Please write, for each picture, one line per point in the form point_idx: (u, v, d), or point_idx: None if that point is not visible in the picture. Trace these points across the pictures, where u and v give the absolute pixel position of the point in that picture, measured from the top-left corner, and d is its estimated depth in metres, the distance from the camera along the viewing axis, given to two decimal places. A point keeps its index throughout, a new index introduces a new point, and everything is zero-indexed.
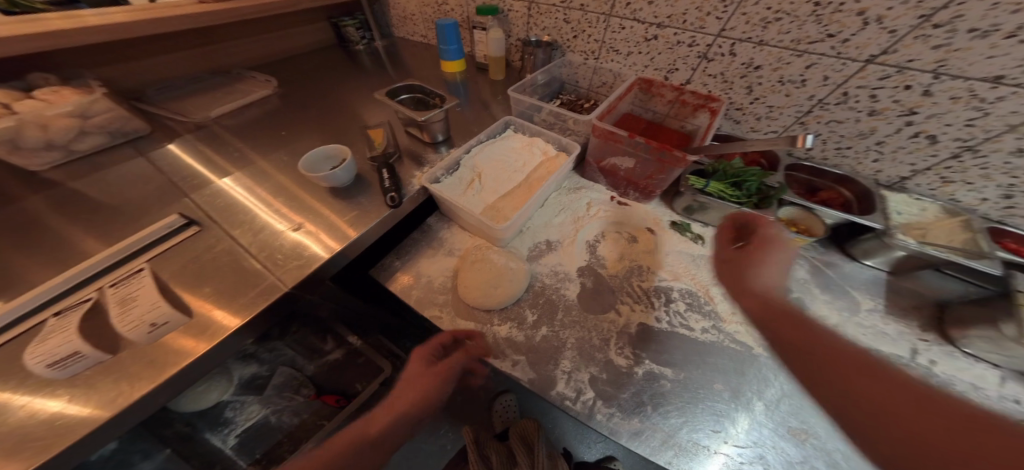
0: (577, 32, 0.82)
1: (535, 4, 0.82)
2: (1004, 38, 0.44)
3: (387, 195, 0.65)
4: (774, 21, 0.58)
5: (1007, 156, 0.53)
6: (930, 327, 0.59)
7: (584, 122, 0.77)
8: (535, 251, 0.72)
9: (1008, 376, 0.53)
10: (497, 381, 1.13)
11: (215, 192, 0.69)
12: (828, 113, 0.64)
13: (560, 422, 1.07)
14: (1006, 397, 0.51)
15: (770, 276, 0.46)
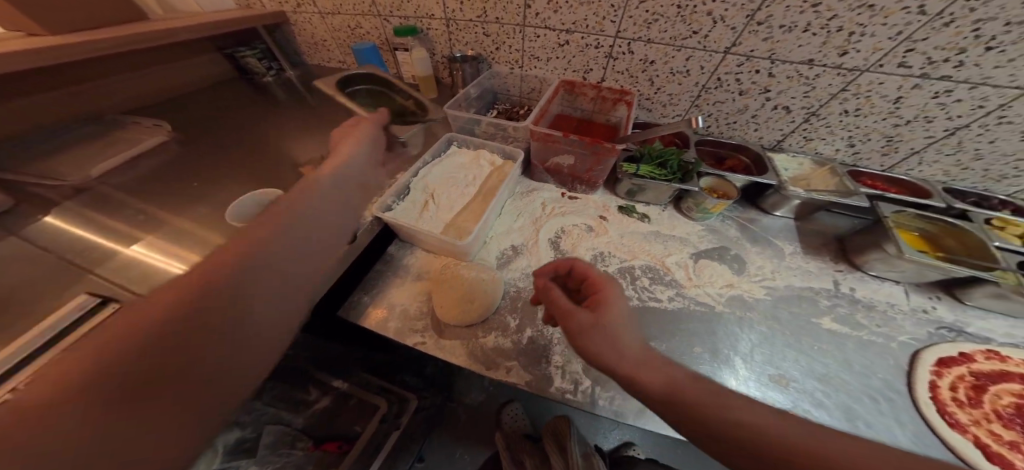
0: (498, 45, 0.85)
1: (453, 20, 0.83)
2: (804, 31, 0.59)
3: None
4: (653, 24, 0.68)
5: (838, 115, 0.69)
6: (840, 258, 0.74)
7: (522, 129, 0.81)
8: (503, 258, 0.73)
9: (909, 290, 0.69)
10: (500, 392, 1.11)
11: (125, 263, 0.59)
12: (711, 96, 0.77)
13: (576, 417, 1.10)
14: (917, 309, 0.66)
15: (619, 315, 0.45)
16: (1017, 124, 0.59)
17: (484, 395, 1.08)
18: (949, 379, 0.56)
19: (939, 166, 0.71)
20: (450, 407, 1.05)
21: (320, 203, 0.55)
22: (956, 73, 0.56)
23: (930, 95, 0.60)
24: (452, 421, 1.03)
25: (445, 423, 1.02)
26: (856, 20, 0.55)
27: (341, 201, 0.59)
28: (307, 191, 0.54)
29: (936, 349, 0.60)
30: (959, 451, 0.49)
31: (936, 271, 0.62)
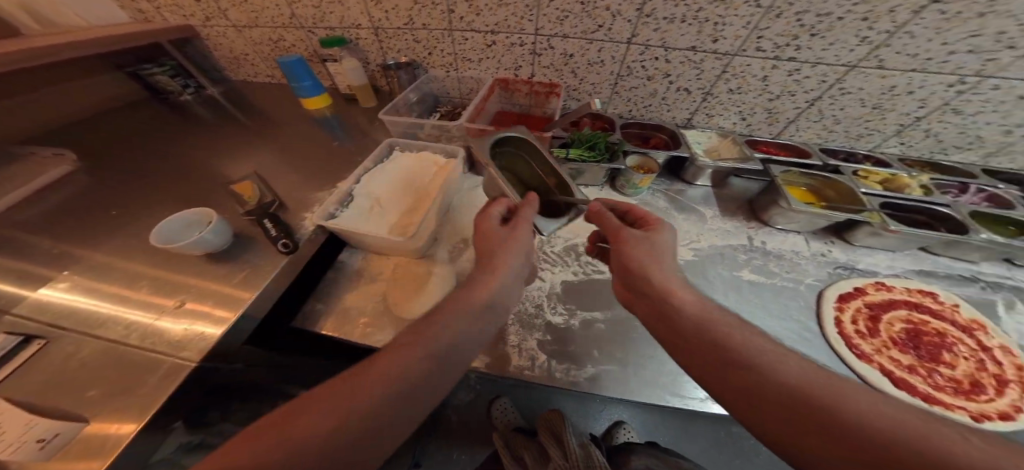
0: (430, 49, 0.87)
1: (381, 29, 0.84)
2: (681, 23, 0.70)
3: (278, 242, 0.62)
4: (565, 20, 0.75)
5: (726, 92, 0.81)
6: (751, 217, 0.85)
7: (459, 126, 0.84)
8: (454, 252, 0.75)
9: (808, 237, 0.79)
10: (485, 388, 1.15)
11: (39, 302, 0.55)
12: (626, 83, 0.86)
13: (564, 403, 1.14)
14: (817, 253, 0.76)
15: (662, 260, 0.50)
16: (854, 93, 0.72)
17: (471, 393, 1.13)
18: (850, 314, 0.67)
19: (812, 131, 0.84)
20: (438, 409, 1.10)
21: (463, 325, 0.45)
22: (798, 54, 0.69)
23: (787, 73, 0.73)
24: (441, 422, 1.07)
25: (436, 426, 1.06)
26: (716, 11, 0.66)
27: (483, 324, 0.47)
28: (457, 310, 0.46)
29: (834, 287, 0.71)
30: (868, 379, 0.60)
31: (821, 218, 0.73)
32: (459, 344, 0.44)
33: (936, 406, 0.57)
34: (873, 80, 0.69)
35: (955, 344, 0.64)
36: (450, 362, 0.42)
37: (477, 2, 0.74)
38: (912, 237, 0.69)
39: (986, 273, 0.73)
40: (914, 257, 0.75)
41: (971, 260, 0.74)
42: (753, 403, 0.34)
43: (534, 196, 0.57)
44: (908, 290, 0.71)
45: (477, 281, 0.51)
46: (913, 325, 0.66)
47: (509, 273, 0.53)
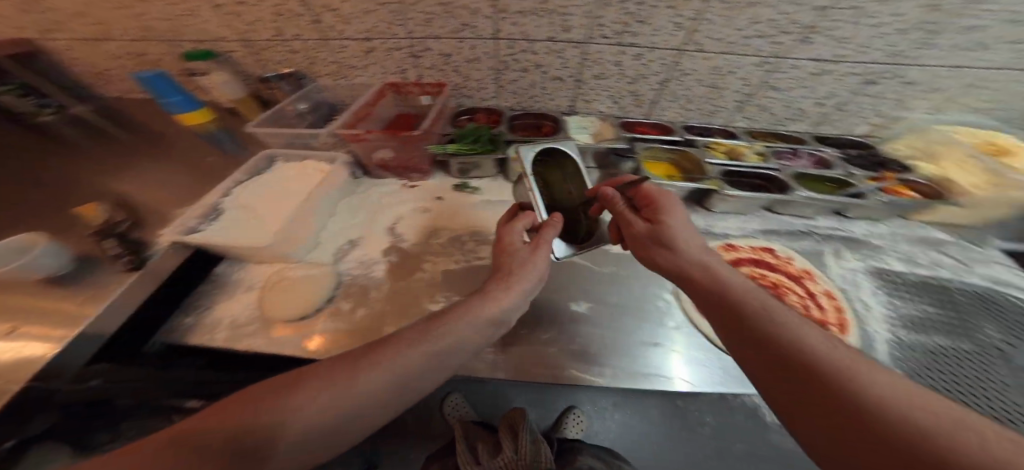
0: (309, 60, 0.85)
1: (253, 42, 0.82)
2: (532, 16, 0.78)
3: (121, 260, 0.61)
4: (431, 23, 0.79)
5: (591, 78, 0.93)
6: None
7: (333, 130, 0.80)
8: (339, 253, 0.77)
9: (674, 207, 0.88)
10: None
11: None
12: (507, 77, 0.93)
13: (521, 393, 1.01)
14: None
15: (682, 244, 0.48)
16: (692, 74, 0.86)
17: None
18: None
19: (675, 110, 0.97)
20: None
21: (467, 334, 0.45)
22: (636, 40, 0.82)
23: (635, 58, 0.86)
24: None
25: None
26: (557, 3, 0.76)
27: (485, 337, 0.47)
28: (465, 317, 0.45)
29: None
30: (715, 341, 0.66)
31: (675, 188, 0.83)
32: (460, 348, 0.44)
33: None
34: (700, 61, 0.83)
35: (787, 293, 0.72)
36: (443, 365, 0.42)
37: (342, 12, 0.75)
38: (747, 200, 0.81)
39: (819, 226, 0.84)
40: (762, 218, 0.86)
41: (808, 216, 0.85)
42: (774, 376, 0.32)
43: (557, 219, 0.58)
44: (754, 248, 0.80)
45: (491, 295, 0.49)
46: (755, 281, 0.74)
47: (521, 295, 0.52)
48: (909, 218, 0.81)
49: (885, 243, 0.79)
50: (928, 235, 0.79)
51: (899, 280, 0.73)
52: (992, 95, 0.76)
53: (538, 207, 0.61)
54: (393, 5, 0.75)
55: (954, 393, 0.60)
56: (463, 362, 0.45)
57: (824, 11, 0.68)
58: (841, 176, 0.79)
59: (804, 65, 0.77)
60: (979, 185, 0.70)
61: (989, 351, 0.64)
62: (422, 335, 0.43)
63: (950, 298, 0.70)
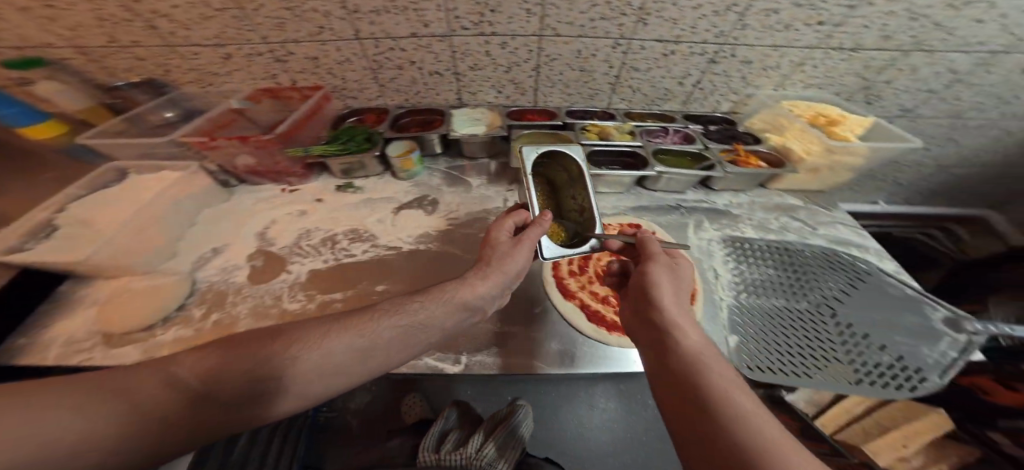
0: (164, 68, 0.81)
1: (89, 50, 0.75)
2: (387, 13, 0.76)
3: None
4: (284, 26, 0.75)
5: (470, 70, 0.92)
6: (514, 180, 0.97)
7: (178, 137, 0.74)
8: (199, 261, 0.76)
9: None
10: (384, 390, 1.17)
11: None
12: (386, 76, 0.91)
13: (464, 390, 1.18)
14: None
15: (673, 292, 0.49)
16: (559, 58, 0.89)
17: (367, 396, 1.14)
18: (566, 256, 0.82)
19: (557, 95, 1.00)
20: (324, 416, 1.10)
21: (438, 310, 0.49)
22: (495, 29, 0.82)
23: (501, 46, 0.86)
24: (328, 431, 1.07)
25: (324, 433, 1.07)
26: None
27: (456, 320, 0.51)
28: (438, 297, 0.50)
29: None
30: (572, 321, 0.71)
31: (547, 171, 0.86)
32: (430, 326, 0.48)
33: (613, 333, 0.69)
34: (560, 45, 0.86)
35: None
36: (415, 340, 0.47)
37: (176, 17, 0.71)
38: (614, 178, 0.85)
39: (689, 200, 0.89)
40: (636, 195, 0.91)
41: (678, 191, 0.90)
42: (679, 404, 0.36)
43: (546, 217, 0.58)
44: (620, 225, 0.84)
45: (466, 282, 0.53)
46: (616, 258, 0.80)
47: (495, 287, 0.54)
48: (769, 187, 0.89)
49: (743, 211, 0.85)
50: (782, 202, 0.86)
51: (747, 247, 0.77)
52: (817, 74, 0.87)
53: (529, 203, 0.63)
54: (234, 10, 0.71)
55: (810, 354, 0.58)
56: (431, 341, 0.49)
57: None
58: (697, 150, 0.86)
59: (652, 46, 0.83)
60: (812, 151, 0.78)
61: (822, 308, 0.64)
62: (396, 323, 0.46)
63: (792, 259, 0.74)
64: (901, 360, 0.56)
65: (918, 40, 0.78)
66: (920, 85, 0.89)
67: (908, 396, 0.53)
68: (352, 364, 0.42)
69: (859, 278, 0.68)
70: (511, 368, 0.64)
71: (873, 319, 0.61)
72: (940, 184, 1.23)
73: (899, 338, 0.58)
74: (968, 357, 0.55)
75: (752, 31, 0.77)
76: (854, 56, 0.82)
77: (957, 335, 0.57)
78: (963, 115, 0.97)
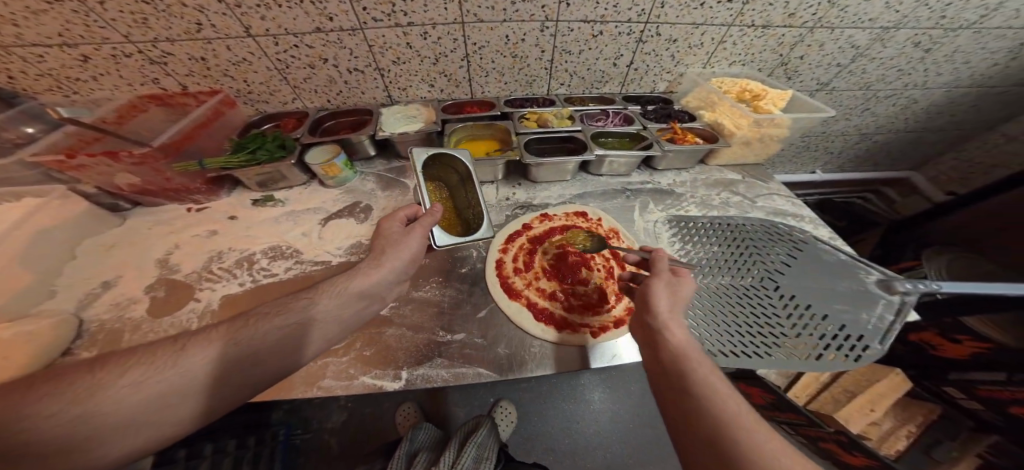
0: (5, 71, 0.68)
1: None
2: (276, 6, 0.67)
3: None
4: (149, 23, 0.65)
5: (392, 64, 0.84)
6: None
7: (24, 155, 0.62)
8: (86, 298, 0.64)
9: (500, 186, 0.89)
10: (360, 404, 1.05)
11: None
12: (296, 75, 0.82)
13: (451, 396, 1.09)
14: (503, 199, 0.86)
15: (671, 297, 0.47)
16: (487, 46, 0.83)
17: (344, 413, 1.02)
18: (511, 251, 0.77)
19: (493, 85, 0.95)
20: (300, 438, 0.96)
21: (331, 304, 0.49)
22: (411, 18, 0.74)
23: (421, 37, 0.79)
24: (307, 453, 0.95)
25: (300, 457, 0.94)
26: None
27: (359, 310, 0.51)
28: (329, 292, 0.50)
29: (504, 231, 0.80)
30: (517, 321, 0.66)
31: (484, 166, 0.81)
32: (331, 319, 0.48)
33: (562, 332, 0.65)
34: (486, 32, 0.80)
35: (592, 257, 0.75)
36: (334, 326, 0.49)
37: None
38: (553, 165, 0.81)
39: (635, 182, 0.89)
40: (582, 182, 0.89)
41: (623, 174, 0.89)
42: (674, 407, 0.38)
43: (438, 208, 0.61)
44: (567, 214, 0.82)
45: (359, 272, 0.53)
46: (563, 249, 0.76)
47: (391, 274, 0.55)
48: (709, 163, 0.91)
49: (686, 189, 0.86)
50: (723, 177, 0.89)
51: (691, 225, 0.77)
52: (737, 51, 0.88)
53: (420, 195, 0.62)
54: (72, 3, 0.59)
55: (758, 329, 0.57)
56: (343, 330, 0.49)
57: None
58: (636, 130, 0.86)
59: (579, 27, 0.79)
60: (740, 125, 0.80)
61: (765, 282, 0.63)
62: (321, 311, 0.48)
63: (735, 234, 0.73)
64: (842, 328, 0.55)
65: (819, 17, 0.80)
66: (829, 60, 0.92)
67: (851, 367, 0.52)
68: (287, 350, 0.45)
69: (798, 247, 0.68)
70: (456, 379, 0.58)
71: (813, 289, 0.60)
72: (862, 151, 1.31)
73: (838, 305, 0.58)
74: (903, 318, 0.54)
75: (672, 9, 0.76)
76: (769, 33, 0.83)
77: (891, 297, 0.56)
78: (872, 87, 1.02)
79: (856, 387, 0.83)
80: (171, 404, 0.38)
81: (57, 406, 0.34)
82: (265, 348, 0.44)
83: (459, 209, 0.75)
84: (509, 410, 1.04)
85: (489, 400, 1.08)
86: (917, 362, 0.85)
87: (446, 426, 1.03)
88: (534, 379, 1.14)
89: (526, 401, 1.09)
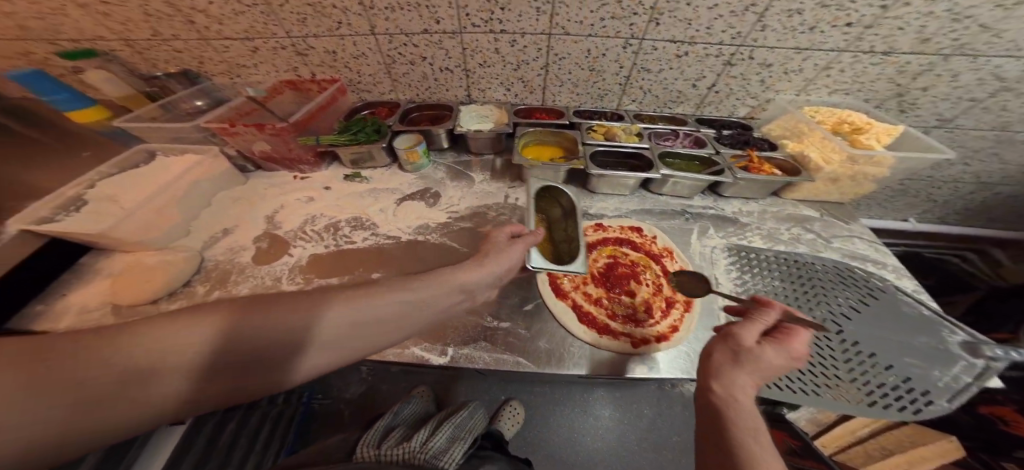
0: (199, 58, 0.88)
1: (133, 41, 0.83)
2: (402, 11, 0.78)
3: None
4: (306, 22, 0.79)
5: (478, 66, 0.92)
6: (517, 178, 0.97)
7: (202, 121, 0.79)
8: (209, 241, 0.80)
9: None
10: (380, 379, 1.12)
11: None
12: (398, 71, 0.93)
13: (460, 388, 1.15)
14: None
15: (735, 350, 0.41)
16: (567, 58, 0.88)
17: (364, 385, 1.10)
18: None
19: (566, 95, 0.99)
20: (318, 403, 1.07)
21: (432, 293, 0.47)
22: (504, 26, 0.81)
23: (510, 44, 0.86)
24: (332, 410, 1.05)
25: (316, 421, 1.04)
26: None
27: (453, 304, 0.50)
28: (427, 280, 0.48)
29: None
30: (561, 319, 0.70)
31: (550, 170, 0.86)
32: (424, 308, 0.46)
33: (603, 337, 0.68)
34: (570, 45, 0.84)
35: (642, 272, 0.76)
36: (425, 316, 0.46)
37: (212, 12, 0.76)
38: (616, 179, 0.84)
39: (695, 206, 0.88)
40: (641, 198, 0.91)
41: (685, 196, 0.89)
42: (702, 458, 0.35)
43: (540, 233, 0.63)
44: (622, 228, 0.84)
45: (466, 266, 0.53)
46: (613, 260, 0.78)
47: (491, 276, 0.55)
48: (782, 196, 0.88)
49: (752, 220, 0.84)
50: (798, 212, 0.85)
51: (752, 256, 0.76)
52: (843, 79, 0.83)
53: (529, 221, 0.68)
54: (261, 6, 0.76)
55: (815, 366, 0.56)
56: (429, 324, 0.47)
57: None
58: (707, 154, 0.86)
59: (664, 46, 0.81)
60: (829, 159, 0.77)
61: (828, 324, 0.61)
62: (418, 300, 0.46)
63: (802, 272, 0.70)
64: (907, 381, 0.53)
65: (962, 43, 0.72)
66: (959, 94, 0.82)
67: (909, 420, 0.50)
68: (377, 333, 0.42)
69: (872, 294, 0.65)
70: (495, 364, 0.64)
71: (881, 340, 0.58)
72: (972, 203, 1.15)
73: (908, 359, 0.55)
74: (983, 383, 0.52)
75: (773, 33, 0.75)
76: (889, 60, 0.77)
77: (974, 361, 0.53)
78: (1009, 128, 0.89)
79: (898, 448, 0.80)
80: (252, 365, 0.35)
81: (156, 342, 0.31)
82: (361, 326, 0.41)
83: (554, 241, 0.77)
84: (517, 410, 1.06)
85: (500, 397, 1.13)
86: (978, 435, 0.74)
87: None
88: (548, 385, 1.16)
89: (536, 405, 1.13)
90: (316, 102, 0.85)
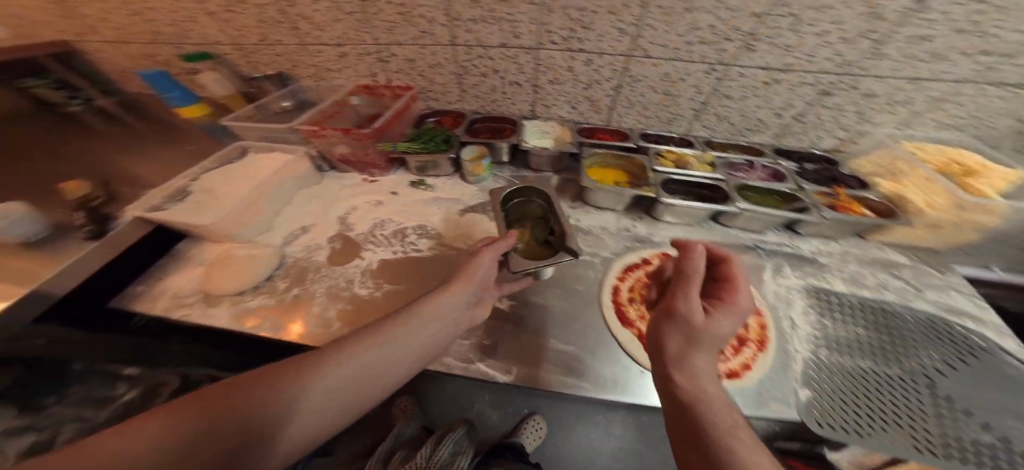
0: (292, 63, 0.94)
1: (242, 45, 0.89)
2: (488, 24, 0.80)
3: (84, 229, 0.69)
4: (393, 30, 0.83)
5: (549, 83, 0.92)
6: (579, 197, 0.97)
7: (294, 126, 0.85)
8: (289, 237, 0.84)
9: (620, 214, 0.93)
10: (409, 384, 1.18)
11: None
12: (470, 82, 0.95)
13: (479, 399, 1.16)
14: (623, 229, 0.89)
15: (682, 322, 0.42)
16: (643, 80, 0.86)
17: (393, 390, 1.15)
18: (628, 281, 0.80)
19: (633, 116, 0.97)
20: None
21: (427, 324, 0.47)
22: (583, 45, 0.81)
23: (585, 63, 0.85)
24: None
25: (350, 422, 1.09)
26: (502, 10, 0.76)
27: (450, 327, 0.50)
28: (414, 309, 0.48)
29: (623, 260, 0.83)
30: (627, 349, 0.68)
31: (619, 193, 0.84)
32: (422, 339, 0.46)
33: None
34: (649, 67, 0.83)
35: None
36: (422, 348, 0.47)
37: (315, 20, 0.82)
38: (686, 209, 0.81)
39: (769, 242, 0.84)
40: (709, 229, 0.88)
41: (758, 231, 0.86)
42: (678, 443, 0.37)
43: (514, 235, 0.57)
44: None
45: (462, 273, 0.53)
46: None
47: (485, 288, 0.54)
48: (867, 239, 0.83)
49: (833, 261, 0.79)
50: (884, 257, 0.80)
51: (833, 299, 0.71)
52: (960, 113, 0.76)
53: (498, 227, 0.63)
54: (358, 15, 0.80)
55: (917, 421, 0.52)
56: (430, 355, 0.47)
57: (760, 18, 0.68)
58: (790, 190, 0.82)
59: (753, 73, 0.78)
60: (934, 203, 0.71)
61: (918, 377, 0.58)
62: (411, 327, 0.46)
63: (890, 322, 0.66)
64: (1009, 443, 0.51)
65: None
66: None
67: None
68: (371, 369, 0.43)
69: (970, 352, 0.61)
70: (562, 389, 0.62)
71: (981, 398, 0.55)
72: None
73: (1010, 421, 0.53)
74: None
75: (886, 62, 0.70)
76: (1021, 93, 0.69)
77: None
78: None
79: None
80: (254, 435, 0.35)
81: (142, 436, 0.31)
82: (359, 366, 0.42)
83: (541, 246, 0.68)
84: (540, 425, 1.05)
85: (524, 410, 1.12)
86: None
87: (479, 425, 1.09)
88: (570, 403, 1.15)
89: (558, 421, 1.11)
90: (393, 109, 0.89)
